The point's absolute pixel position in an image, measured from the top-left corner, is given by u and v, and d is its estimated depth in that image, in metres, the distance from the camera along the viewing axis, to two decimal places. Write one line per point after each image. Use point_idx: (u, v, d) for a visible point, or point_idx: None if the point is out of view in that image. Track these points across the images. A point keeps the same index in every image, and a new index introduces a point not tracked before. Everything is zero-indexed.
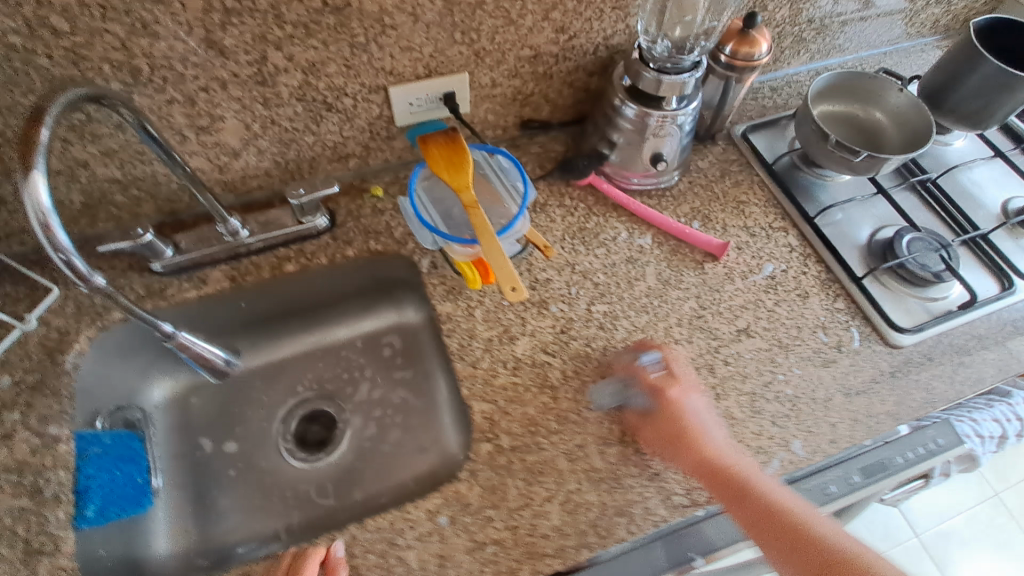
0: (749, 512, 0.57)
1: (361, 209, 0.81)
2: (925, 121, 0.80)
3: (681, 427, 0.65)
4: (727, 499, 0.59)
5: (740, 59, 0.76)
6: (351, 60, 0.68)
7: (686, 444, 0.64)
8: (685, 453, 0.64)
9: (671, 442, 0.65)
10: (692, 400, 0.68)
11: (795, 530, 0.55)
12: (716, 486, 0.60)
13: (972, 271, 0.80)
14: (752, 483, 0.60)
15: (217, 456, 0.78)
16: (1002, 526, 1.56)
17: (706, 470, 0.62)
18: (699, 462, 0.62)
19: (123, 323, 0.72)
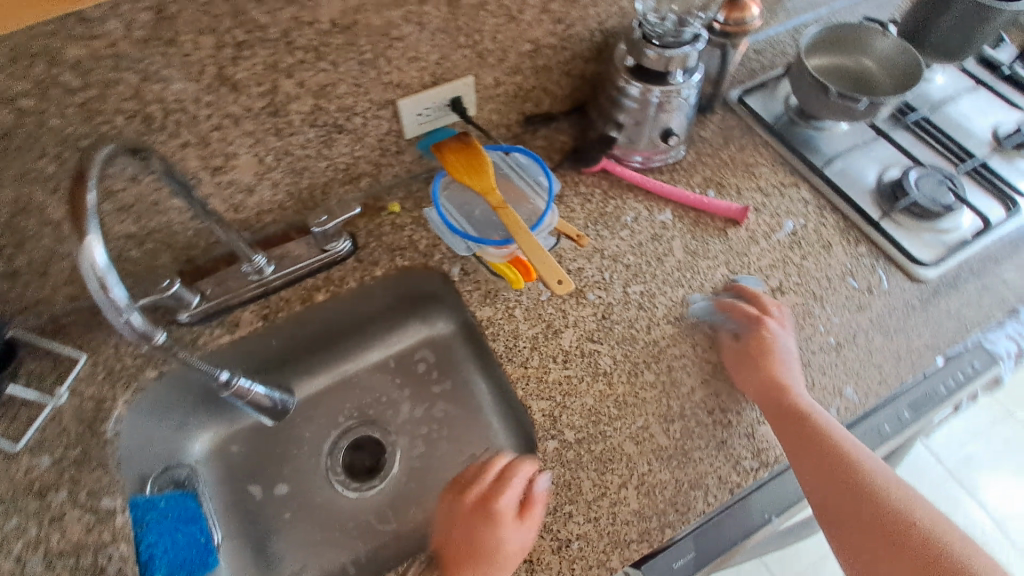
0: (805, 445, 0.60)
1: (381, 228, 0.80)
2: (914, 60, 0.82)
3: (761, 354, 0.67)
4: (788, 428, 0.62)
5: (732, 25, 0.77)
6: (360, 78, 0.67)
7: (759, 365, 0.67)
8: (756, 375, 0.66)
9: (743, 362, 0.68)
10: (781, 336, 0.69)
11: (831, 457, 0.59)
12: (781, 412, 0.63)
13: (978, 199, 0.83)
14: (812, 415, 0.62)
15: (270, 501, 0.75)
16: (1015, 440, 1.65)
17: (774, 394, 0.64)
18: (768, 384, 0.65)
19: (157, 380, 0.68)
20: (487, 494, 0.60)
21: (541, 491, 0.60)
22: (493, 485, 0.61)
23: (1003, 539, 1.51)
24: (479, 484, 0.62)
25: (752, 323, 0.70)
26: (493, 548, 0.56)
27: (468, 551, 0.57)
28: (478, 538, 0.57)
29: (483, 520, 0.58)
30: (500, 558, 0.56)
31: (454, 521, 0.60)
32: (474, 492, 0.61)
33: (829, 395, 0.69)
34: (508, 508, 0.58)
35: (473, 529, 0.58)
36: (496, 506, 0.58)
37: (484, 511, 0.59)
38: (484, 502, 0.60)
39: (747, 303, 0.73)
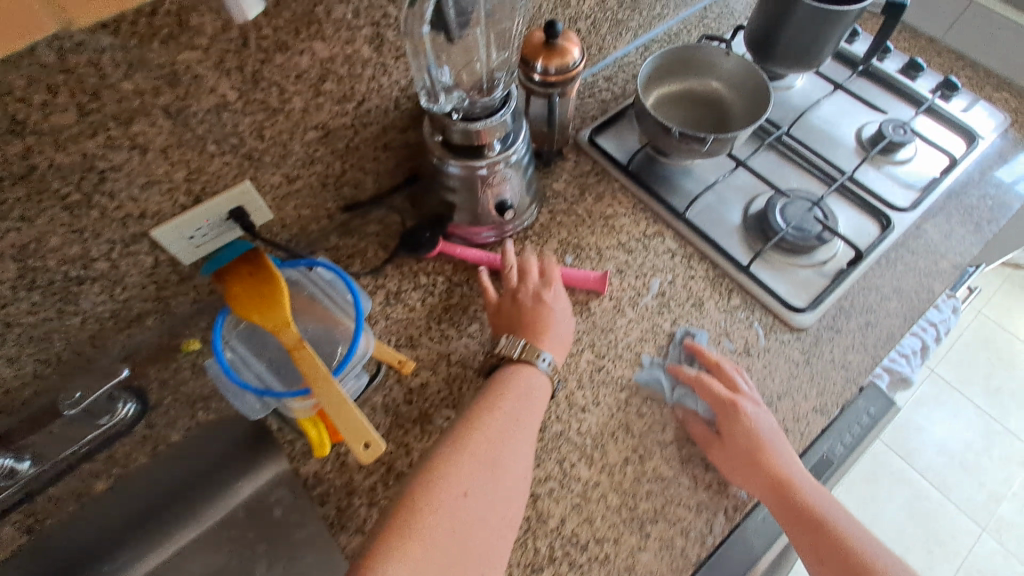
0: (846, 575, 0.53)
1: (179, 375, 0.67)
2: (760, 83, 0.75)
3: (749, 446, 0.59)
4: (806, 535, 0.55)
5: (555, 74, 0.67)
6: (76, 222, 0.52)
7: (753, 460, 0.58)
8: (764, 483, 0.57)
9: (745, 466, 0.58)
10: (761, 414, 0.61)
11: (865, 571, 0.53)
12: (807, 527, 0.55)
13: (852, 219, 0.76)
14: (829, 519, 0.55)
15: None
16: (944, 398, 1.69)
17: (793, 506, 0.56)
18: (774, 493, 0.57)
19: None
20: (538, 279, 0.69)
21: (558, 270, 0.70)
22: (540, 273, 0.69)
23: (941, 501, 1.56)
24: (528, 276, 0.68)
25: (737, 411, 0.60)
26: (559, 314, 0.66)
27: (540, 319, 0.64)
28: (550, 306, 0.66)
29: (546, 294, 0.67)
30: (565, 316, 0.66)
31: (518, 305, 0.66)
32: (526, 283, 0.68)
33: (714, 495, 0.60)
34: (556, 283, 0.69)
35: (543, 304, 0.66)
36: (551, 281, 0.68)
37: (543, 292, 0.67)
38: (539, 287, 0.67)
39: (730, 377, 0.63)
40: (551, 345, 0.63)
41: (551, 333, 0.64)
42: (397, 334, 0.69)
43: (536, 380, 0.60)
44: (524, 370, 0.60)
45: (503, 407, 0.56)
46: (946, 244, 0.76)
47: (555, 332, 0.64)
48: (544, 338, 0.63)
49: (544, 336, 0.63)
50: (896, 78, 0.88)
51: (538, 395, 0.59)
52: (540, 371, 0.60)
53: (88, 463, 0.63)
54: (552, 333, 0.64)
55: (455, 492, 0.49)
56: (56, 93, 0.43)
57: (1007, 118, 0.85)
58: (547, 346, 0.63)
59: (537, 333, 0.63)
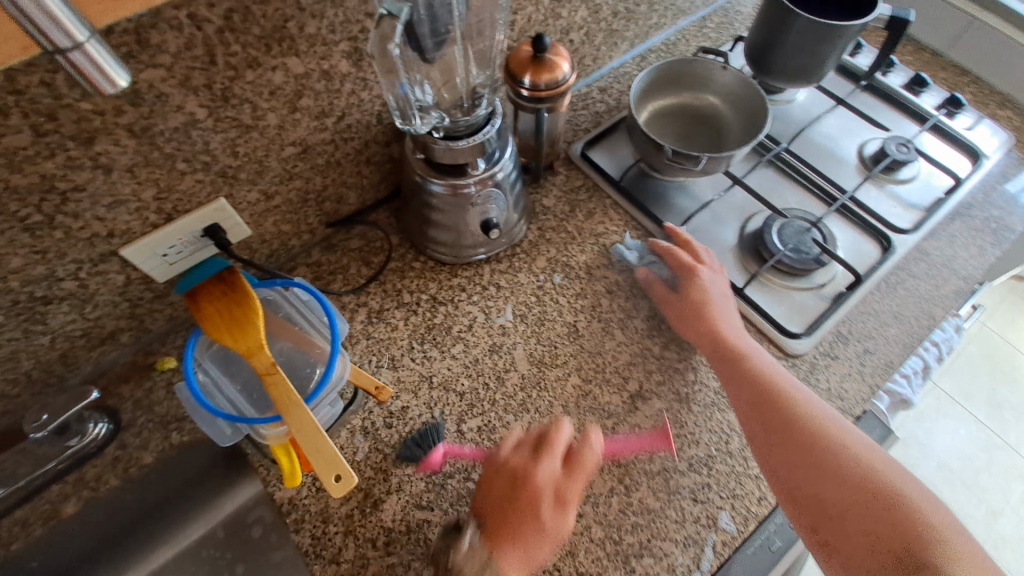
0: (758, 405, 0.58)
1: (151, 394, 0.65)
2: (756, 97, 0.72)
3: (696, 297, 0.65)
4: (731, 372, 0.61)
5: (544, 89, 0.65)
6: (38, 243, 0.50)
7: (696, 309, 0.65)
8: (704, 332, 0.64)
9: (688, 316, 0.65)
10: (714, 277, 0.67)
11: (777, 404, 0.58)
12: (736, 368, 0.61)
13: (851, 240, 0.73)
14: (756, 363, 0.61)
15: None
16: (947, 412, 1.66)
17: (721, 347, 0.62)
18: (709, 336, 0.63)
19: None
20: (557, 475, 0.55)
21: (589, 464, 0.57)
22: (564, 468, 0.56)
23: None
24: (550, 464, 0.55)
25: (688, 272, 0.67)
26: (551, 538, 0.53)
27: (517, 531, 0.52)
28: (544, 528, 0.53)
29: (552, 509, 0.54)
30: (553, 545, 0.53)
31: (512, 496, 0.54)
32: (545, 473, 0.55)
33: (704, 529, 0.57)
34: (575, 492, 0.55)
35: (539, 517, 0.53)
36: (567, 494, 0.55)
37: (554, 500, 0.54)
38: (551, 489, 0.54)
39: (695, 251, 0.69)
40: (512, 566, 0.51)
41: (523, 558, 0.52)
42: (378, 355, 0.67)
43: None
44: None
45: None
46: (949, 267, 0.73)
47: (528, 557, 0.52)
48: (509, 562, 0.51)
49: (516, 559, 0.52)
50: (899, 92, 0.85)
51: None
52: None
53: (55, 485, 0.60)
54: (525, 551, 0.52)
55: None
56: (8, 115, 0.41)
57: (1010, 136, 0.83)
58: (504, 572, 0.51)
59: (506, 552, 0.51)
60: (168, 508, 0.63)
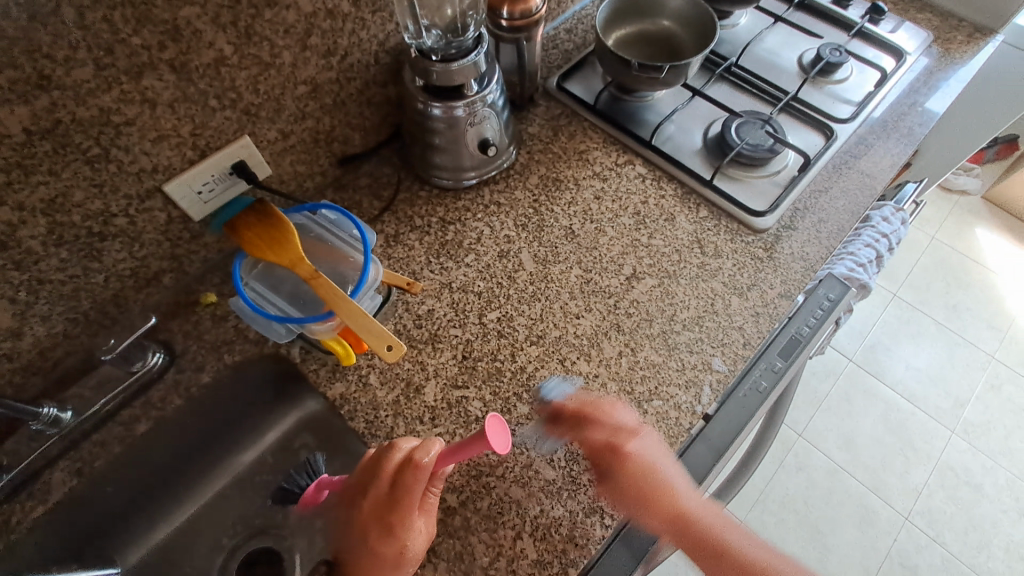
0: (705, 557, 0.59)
1: (199, 326, 0.72)
2: (706, 16, 0.82)
3: (646, 480, 0.58)
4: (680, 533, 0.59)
5: (519, 19, 0.73)
6: (96, 176, 0.57)
7: (647, 503, 0.58)
8: (674, 508, 0.59)
9: (660, 497, 0.58)
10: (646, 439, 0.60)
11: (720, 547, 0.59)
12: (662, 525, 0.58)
13: (799, 133, 0.84)
14: (696, 519, 0.58)
15: None
16: (910, 318, 1.81)
17: (675, 517, 0.59)
18: (673, 518, 0.58)
19: None
20: (384, 500, 0.54)
21: (417, 488, 0.53)
22: (390, 491, 0.53)
23: (912, 409, 1.68)
24: (375, 489, 0.54)
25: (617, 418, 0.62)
26: (394, 558, 0.53)
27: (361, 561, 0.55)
28: (381, 553, 0.53)
29: (381, 533, 0.53)
30: (402, 565, 0.53)
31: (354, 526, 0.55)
32: (369, 498, 0.54)
33: (699, 373, 0.67)
34: (410, 512, 0.53)
35: (370, 542, 0.53)
36: (394, 517, 0.53)
37: (379, 526, 0.53)
38: (377, 514, 0.54)
39: (616, 416, 0.62)
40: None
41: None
42: (402, 270, 0.74)
43: None
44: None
45: None
46: (883, 149, 0.85)
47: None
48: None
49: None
50: (828, 7, 0.96)
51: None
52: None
53: (126, 410, 0.67)
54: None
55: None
56: (77, 49, 0.49)
57: (928, 36, 0.94)
58: None
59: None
60: (245, 418, 0.73)
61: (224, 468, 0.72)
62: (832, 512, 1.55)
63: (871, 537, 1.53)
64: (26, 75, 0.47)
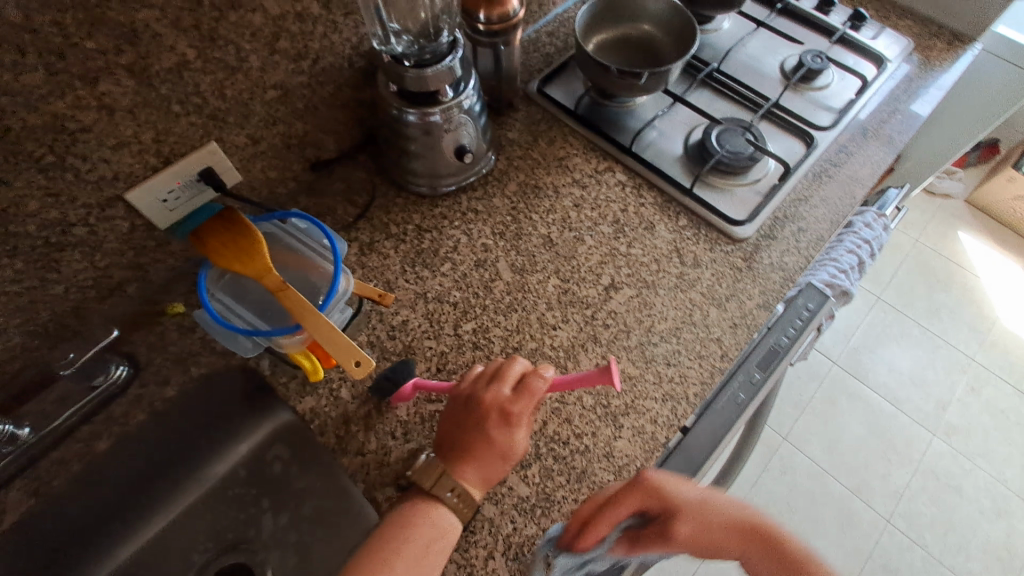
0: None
1: (165, 338, 0.70)
2: (686, 22, 0.82)
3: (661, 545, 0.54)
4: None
5: (497, 23, 0.72)
6: (52, 185, 0.55)
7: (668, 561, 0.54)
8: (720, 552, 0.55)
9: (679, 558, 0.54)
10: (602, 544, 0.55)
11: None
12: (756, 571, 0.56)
13: (780, 140, 0.83)
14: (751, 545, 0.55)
15: None
16: (893, 321, 1.83)
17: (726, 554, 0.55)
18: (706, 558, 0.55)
19: None
20: (504, 398, 0.57)
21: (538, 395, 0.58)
22: (512, 391, 0.57)
23: (895, 412, 1.69)
24: (498, 387, 0.57)
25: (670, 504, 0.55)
26: (502, 451, 0.56)
27: (467, 451, 0.56)
28: (492, 442, 0.55)
29: (499, 424, 0.56)
30: (506, 460, 0.56)
31: (464, 421, 0.57)
32: (489, 395, 0.57)
33: (678, 386, 0.66)
34: (526, 413, 0.57)
35: (486, 432, 0.56)
36: (515, 412, 0.56)
37: (499, 420, 0.56)
38: (496, 408, 0.56)
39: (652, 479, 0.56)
40: (471, 480, 0.55)
41: (476, 473, 0.55)
42: (375, 279, 0.73)
43: (445, 521, 0.54)
44: (437, 505, 0.54)
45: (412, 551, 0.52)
46: (864, 158, 0.84)
47: (482, 472, 0.55)
48: (465, 477, 0.55)
49: (472, 474, 0.55)
50: (810, 13, 0.96)
51: (437, 543, 0.53)
52: (445, 509, 0.54)
53: (88, 425, 0.65)
54: (478, 470, 0.55)
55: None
56: (25, 54, 0.47)
57: (909, 44, 0.94)
58: (464, 484, 0.55)
59: (464, 467, 0.55)
60: (214, 430, 0.71)
61: (194, 483, 0.71)
62: (815, 514, 1.56)
63: (854, 540, 1.54)
64: None
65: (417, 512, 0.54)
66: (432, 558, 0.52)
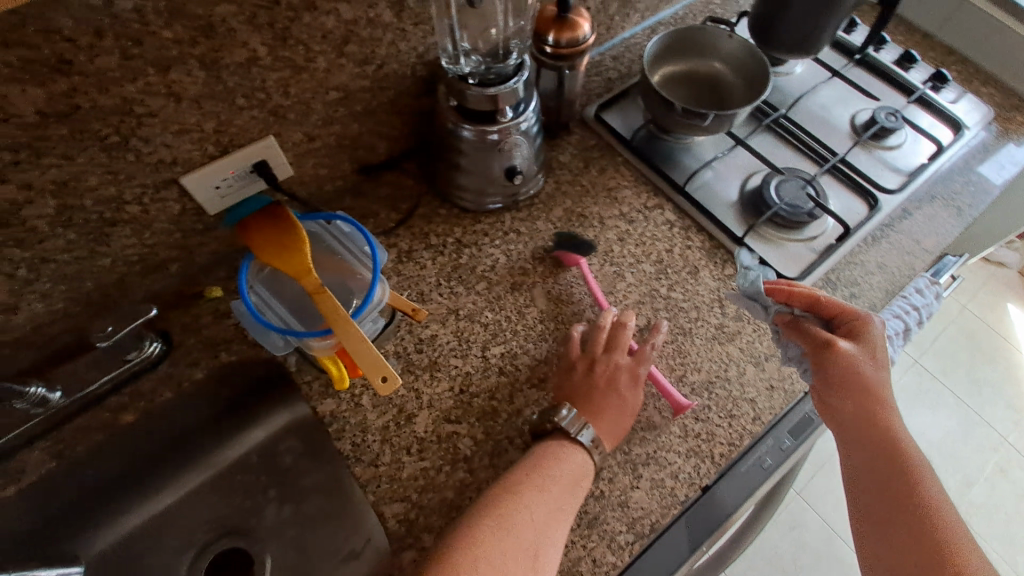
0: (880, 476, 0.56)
1: (199, 320, 0.71)
2: (760, 64, 0.79)
3: (849, 380, 0.59)
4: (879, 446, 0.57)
5: (565, 46, 0.71)
6: (112, 164, 0.56)
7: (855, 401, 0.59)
8: (885, 427, 0.57)
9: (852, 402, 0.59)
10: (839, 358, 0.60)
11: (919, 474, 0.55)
12: (884, 454, 0.56)
13: (841, 198, 0.80)
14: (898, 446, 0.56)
15: None
16: (929, 388, 1.74)
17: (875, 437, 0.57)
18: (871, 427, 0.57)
19: None
20: (631, 361, 0.65)
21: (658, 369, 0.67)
22: (634, 356, 0.66)
23: None
24: (622, 353, 0.66)
25: (870, 338, 0.60)
26: (631, 407, 0.63)
27: (600, 405, 0.62)
28: (625, 399, 0.63)
29: (630, 383, 0.64)
30: (632, 416, 0.63)
31: (593, 380, 0.64)
32: (617, 358, 0.65)
33: (703, 443, 0.64)
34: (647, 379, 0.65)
35: (620, 389, 0.63)
36: (641, 374, 0.64)
37: (629, 380, 0.64)
38: (627, 370, 0.64)
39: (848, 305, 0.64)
40: (605, 432, 0.61)
41: (611, 426, 0.61)
42: (409, 290, 0.72)
43: (581, 462, 0.59)
44: (574, 448, 0.59)
45: (550, 485, 0.56)
46: (928, 228, 0.81)
47: (614, 426, 0.61)
48: (599, 427, 0.61)
49: (603, 423, 0.61)
50: (889, 68, 0.92)
51: (581, 481, 0.58)
52: (582, 453, 0.59)
53: (114, 396, 0.66)
54: (608, 422, 0.61)
55: (526, 525, 0.54)
56: (102, 37, 0.47)
57: (991, 111, 0.90)
58: (597, 432, 0.60)
59: (599, 418, 0.61)
60: (233, 415, 0.71)
61: (206, 464, 0.71)
62: None
63: None
64: (44, 57, 0.46)
65: (561, 447, 0.59)
66: (577, 493, 0.57)
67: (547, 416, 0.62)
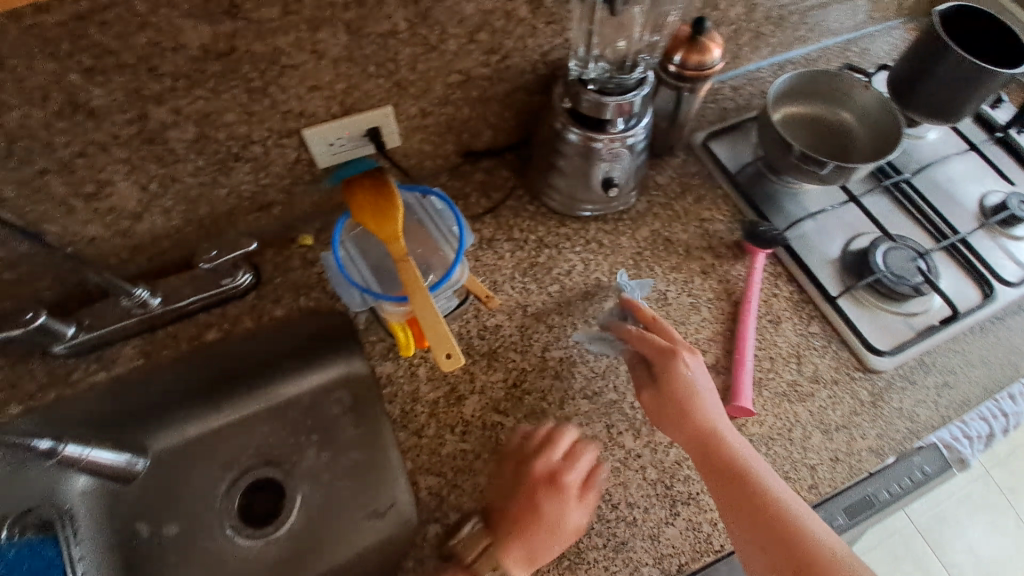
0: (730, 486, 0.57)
1: (289, 262, 0.75)
2: (894, 121, 0.75)
3: (679, 396, 0.61)
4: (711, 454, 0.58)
5: (691, 68, 0.70)
6: (250, 105, 0.60)
7: (684, 409, 0.60)
8: (711, 435, 0.59)
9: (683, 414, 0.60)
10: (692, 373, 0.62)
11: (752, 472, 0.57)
12: (720, 466, 0.58)
13: (954, 279, 0.74)
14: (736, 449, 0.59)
15: (156, 542, 0.68)
16: (999, 504, 1.57)
17: (711, 449, 0.58)
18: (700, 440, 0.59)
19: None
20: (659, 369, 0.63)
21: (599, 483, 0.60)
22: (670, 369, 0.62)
23: None
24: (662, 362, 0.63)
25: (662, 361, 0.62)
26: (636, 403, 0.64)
27: (524, 527, 0.56)
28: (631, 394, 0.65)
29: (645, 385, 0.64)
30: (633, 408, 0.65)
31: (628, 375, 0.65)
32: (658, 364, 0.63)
33: None
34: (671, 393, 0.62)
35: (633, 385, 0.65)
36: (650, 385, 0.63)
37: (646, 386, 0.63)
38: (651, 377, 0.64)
39: (670, 332, 0.66)
40: (514, 560, 0.55)
41: (525, 558, 0.55)
42: (484, 277, 0.74)
43: None
44: None
45: None
46: None
47: (531, 558, 0.55)
48: (509, 557, 0.55)
49: (518, 553, 0.55)
50: None
51: None
52: None
53: (203, 315, 0.72)
54: (531, 548, 0.55)
55: None
56: None
57: None
58: (508, 564, 0.55)
59: (511, 547, 0.55)
60: (299, 356, 0.75)
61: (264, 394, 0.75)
62: None
63: None
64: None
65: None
66: None
67: (452, 533, 0.58)
